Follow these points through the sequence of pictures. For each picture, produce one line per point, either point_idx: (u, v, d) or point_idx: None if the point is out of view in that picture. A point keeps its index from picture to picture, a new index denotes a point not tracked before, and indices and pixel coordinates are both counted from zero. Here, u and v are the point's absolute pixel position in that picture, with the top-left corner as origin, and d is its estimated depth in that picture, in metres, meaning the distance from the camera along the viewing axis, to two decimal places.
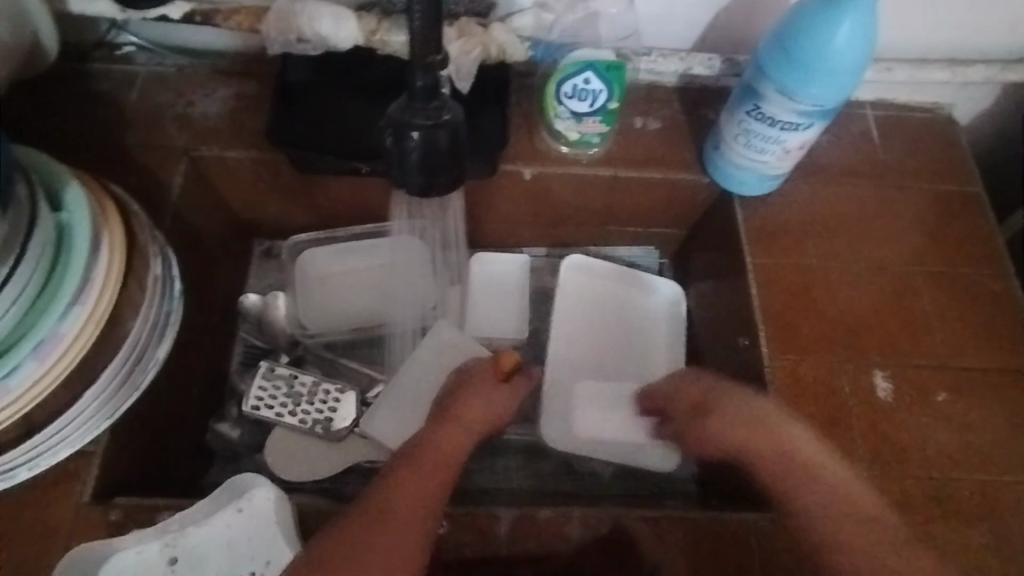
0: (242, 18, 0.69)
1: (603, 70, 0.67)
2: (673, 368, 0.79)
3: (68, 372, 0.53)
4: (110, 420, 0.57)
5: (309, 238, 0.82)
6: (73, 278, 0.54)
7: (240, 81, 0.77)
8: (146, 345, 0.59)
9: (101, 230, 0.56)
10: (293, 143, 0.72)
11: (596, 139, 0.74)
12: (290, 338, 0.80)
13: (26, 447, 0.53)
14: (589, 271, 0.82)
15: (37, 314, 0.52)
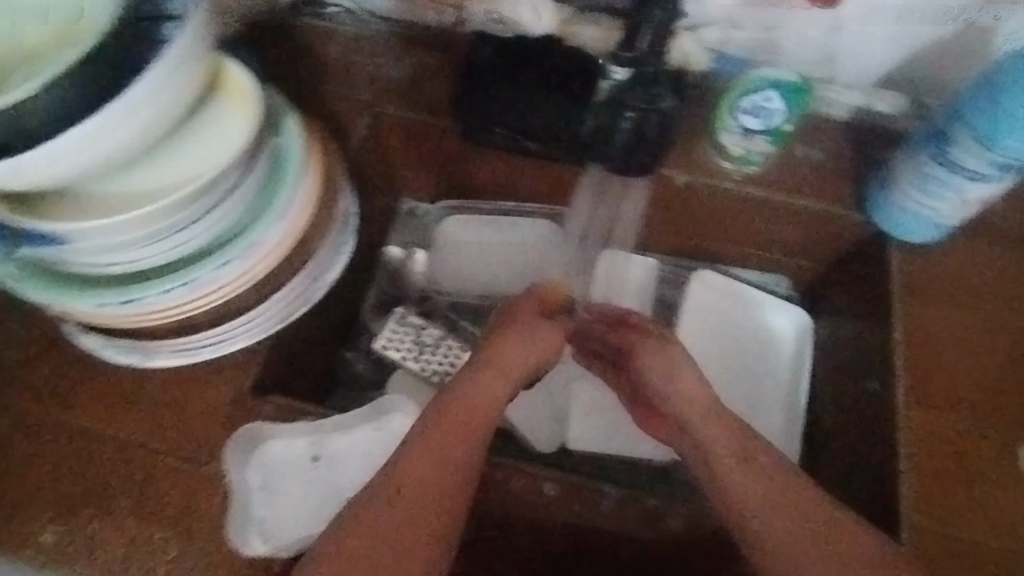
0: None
1: (787, 92, 0.70)
2: (800, 401, 0.78)
3: (263, 275, 0.59)
4: (281, 325, 0.64)
5: (455, 205, 0.86)
6: (283, 192, 0.59)
7: (426, 49, 0.83)
8: (321, 267, 0.65)
9: (309, 157, 0.62)
10: (472, 115, 0.78)
11: (758, 159, 0.75)
12: (421, 292, 0.85)
13: (217, 330, 0.61)
14: (717, 293, 0.82)
15: (251, 219, 0.58)
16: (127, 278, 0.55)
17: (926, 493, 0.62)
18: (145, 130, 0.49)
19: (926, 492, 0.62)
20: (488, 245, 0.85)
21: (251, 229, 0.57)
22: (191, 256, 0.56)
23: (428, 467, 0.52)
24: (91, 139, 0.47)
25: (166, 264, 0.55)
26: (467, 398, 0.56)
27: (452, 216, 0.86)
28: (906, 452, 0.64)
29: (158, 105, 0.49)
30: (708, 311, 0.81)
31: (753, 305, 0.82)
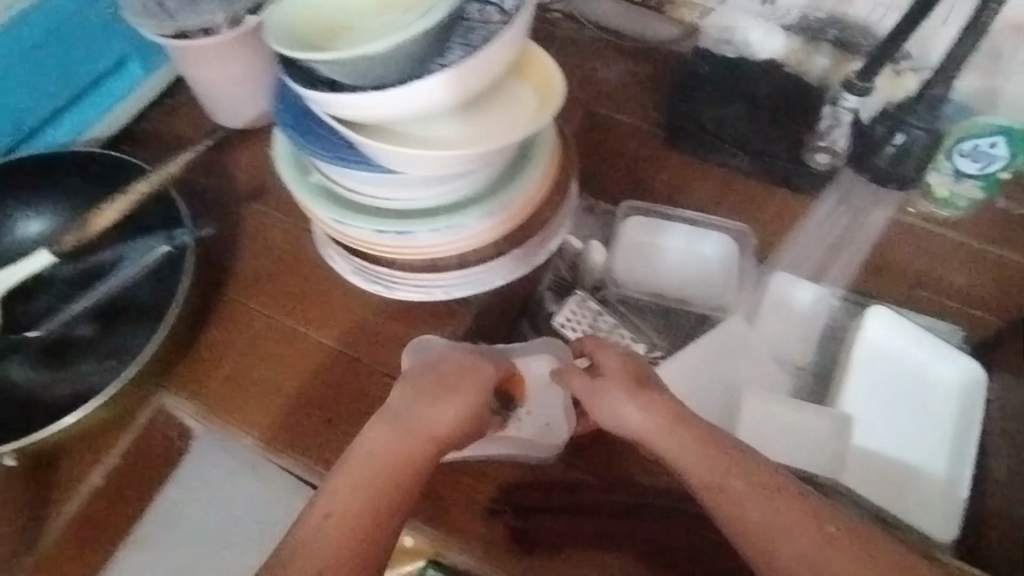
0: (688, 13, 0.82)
1: (1013, 140, 0.73)
2: (963, 459, 0.72)
3: (506, 232, 0.66)
4: (505, 281, 0.70)
5: (641, 205, 0.81)
6: (535, 160, 0.66)
7: (639, 61, 0.88)
8: (548, 235, 0.70)
9: (557, 133, 0.69)
10: (686, 124, 0.82)
11: (963, 204, 0.79)
12: (595, 282, 0.79)
13: (455, 275, 0.68)
14: (885, 342, 0.75)
15: (505, 180, 0.65)
16: (396, 214, 0.64)
17: None
18: (462, 94, 0.57)
19: None
20: (666, 251, 0.80)
21: (505, 188, 0.65)
22: (452, 206, 0.64)
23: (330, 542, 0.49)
24: (424, 93, 0.55)
25: (429, 209, 0.64)
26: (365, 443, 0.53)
27: (634, 215, 0.80)
28: None
29: (480, 75, 0.56)
30: (877, 362, 0.75)
31: (918, 352, 0.75)
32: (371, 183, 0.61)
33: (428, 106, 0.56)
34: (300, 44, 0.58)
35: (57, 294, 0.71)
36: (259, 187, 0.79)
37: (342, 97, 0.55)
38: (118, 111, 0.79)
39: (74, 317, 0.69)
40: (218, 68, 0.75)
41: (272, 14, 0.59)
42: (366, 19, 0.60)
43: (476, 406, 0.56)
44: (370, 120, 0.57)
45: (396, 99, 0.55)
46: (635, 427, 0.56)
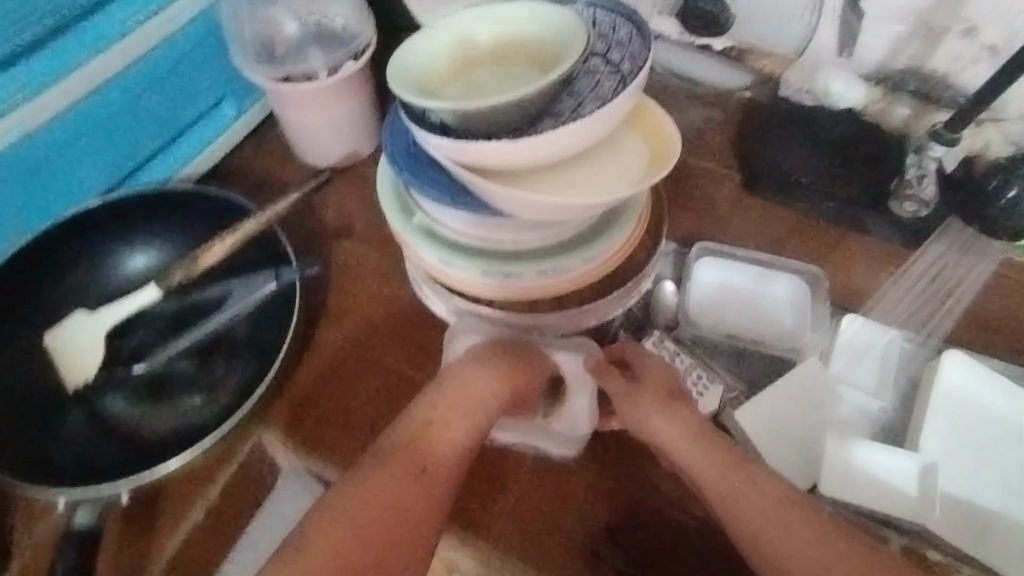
0: (769, 62, 0.83)
1: None
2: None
3: (602, 276, 0.67)
4: (597, 322, 0.71)
5: (713, 246, 0.82)
6: (632, 207, 0.66)
7: (713, 106, 0.89)
8: (641, 278, 0.71)
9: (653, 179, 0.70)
10: (765, 168, 0.82)
11: None
12: (668, 321, 0.79)
13: (550, 316, 0.69)
14: (957, 383, 0.72)
15: (603, 225, 0.66)
16: (498, 254, 0.65)
17: None
18: (576, 146, 0.58)
19: None
20: (737, 292, 0.80)
21: (604, 234, 0.65)
22: (553, 249, 0.65)
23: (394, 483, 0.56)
24: (543, 146, 0.56)
25: (531, 250, 0.65)
26: (436, 403, 0.62)
27: (706, 256, 0.81)
28: None
29: (596, 130, 0.58)
30: (951, 404, 0.72)
31: (992, 395, 0.72)
32: (478, 225, 0.63)
33: (542, 157, 0.57)
34: (420, 92, 0.59)
35: (154, 331, 0.70)
36: (345, 225, 0.80)
37: (462, 146, 0.56)
38: (213, 147, 0.81)
39: (175, 355, 0.69)
40: (315, 111, 0.76)
41: (393, 60, 0.60)
42: (482, 73, 0.62)
43: (530, 384, 0.65)
44: (486, 169, 0.58)
45: (516, 152, 0.56)
46: (655, 430, 0.62)
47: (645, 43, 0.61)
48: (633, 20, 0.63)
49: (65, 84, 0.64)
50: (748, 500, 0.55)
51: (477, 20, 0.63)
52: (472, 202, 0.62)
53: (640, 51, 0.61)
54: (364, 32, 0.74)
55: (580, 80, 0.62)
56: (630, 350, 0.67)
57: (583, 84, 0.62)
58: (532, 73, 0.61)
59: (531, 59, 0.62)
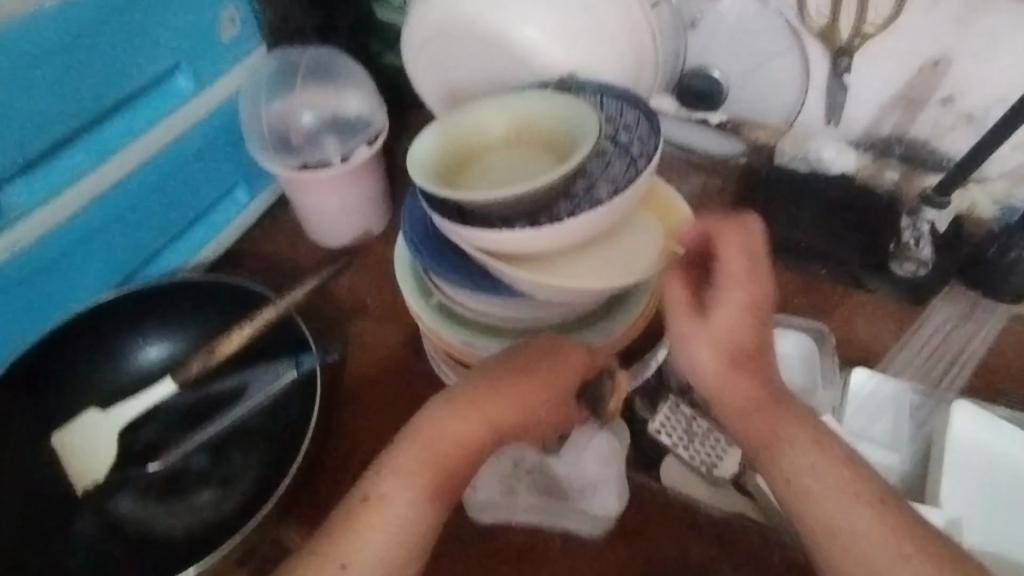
0: (764, 133, 0.88)
1: None
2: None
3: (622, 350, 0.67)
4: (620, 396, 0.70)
5: None
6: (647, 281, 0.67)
7: (710, 173, 0.93)
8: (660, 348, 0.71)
9: None
10: (767, 231, 0.84)
11: None
12: None
13: None
14: (975, 434, 0.71)
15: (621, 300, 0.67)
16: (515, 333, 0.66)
17: None
18: (592, 231, 0.59)
19: None
20: None
21: (621, 310, 0.66)
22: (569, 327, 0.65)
23: (377, 522, 0.49)
24: (561, 233, 0.57)
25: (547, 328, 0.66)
26: (436, 422, 0.52)
27: None
28: None
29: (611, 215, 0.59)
30: (969, 456, 0.71)
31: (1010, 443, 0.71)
32: (496, 306, 0.63)
33: (563, 241, 0.58)
34: (439, 183, 0.61)
35: (168, 426, 0.68)
36: (358, 304, 0.80)
37: (481, 235, 0.57)
38: (225, 233, 0.81)
39: (190, 450, 0.66)
40: (328, 194, 0.78)
41: (411, 152, 0.62)
42: (498, 160, 0.64)
43: (555, 396, 0.54)
44: (504, 255, 0.59)
45: (534, 240, 0.57)
46: (701, 368, 0.51)
47: (655, 130, 0.63)
48: (641, 106, 0.65)
49: (93, 177, 0.66)
50: (798, 446, 0.49)
51: (492, 108, 0.65)
52: (491, 285, 0.62)
53: (651, 137, 0.63)
54: (377, 119, 0.78)
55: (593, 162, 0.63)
56: (719, 230, 0.52)
57: (595, 167, 0.63)
58: (548, 160, 0.63)
59: (546, 145, 0.64)
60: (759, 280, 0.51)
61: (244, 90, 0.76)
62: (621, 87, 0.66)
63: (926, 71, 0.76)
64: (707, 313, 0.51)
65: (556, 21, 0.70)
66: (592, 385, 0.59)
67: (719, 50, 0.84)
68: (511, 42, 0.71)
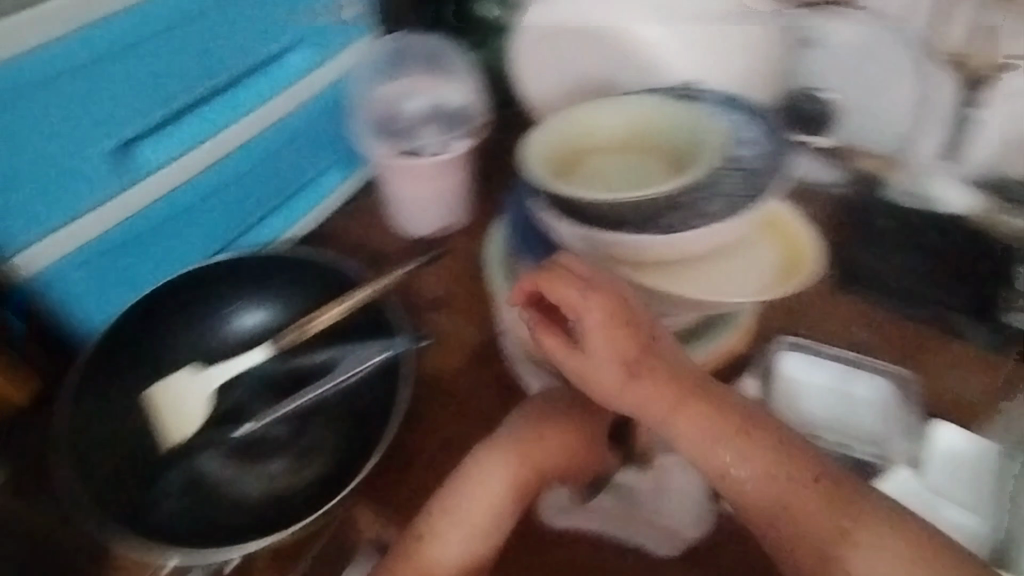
0: (873, 164, 0.81)
1: None
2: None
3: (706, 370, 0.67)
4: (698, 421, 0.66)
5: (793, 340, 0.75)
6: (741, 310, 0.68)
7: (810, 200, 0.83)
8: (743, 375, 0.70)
9: None
10: (870, 270, 0.77)
11: None
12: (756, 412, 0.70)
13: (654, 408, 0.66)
14: None
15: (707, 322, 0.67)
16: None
17: None
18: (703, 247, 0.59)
19: None
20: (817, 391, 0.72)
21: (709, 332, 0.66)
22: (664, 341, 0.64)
23: (422, 567, 0.53)
24: (673, 244, 0.57)
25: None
26: (478, 475, 0.56)
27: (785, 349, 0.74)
28: None
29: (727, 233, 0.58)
30: None
31: None
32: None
33: (679, 250, 0.58)
34: (554, 172, 0.61)
35: (254, 393, 0.69)
36: (432, 299, 0.77)
37: (592, 236, 0.58)
38: (314, 213, 0.81)
39: (272, 420, 0.68)
40: (418, 184, 0.77)
41: (528, 139, 0.63)
42: (610, 162, 0.63)
43: (569, 455, 0.59)
44: (611, 257, 0.59)
45: (646, 247, 0.57)
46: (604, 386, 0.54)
47: (779, 151, 0.62)
48: (765, 123, 0.64)
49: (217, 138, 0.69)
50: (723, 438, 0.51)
51: (607, 112, 0.65)
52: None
53: (774, 157, 0.62)
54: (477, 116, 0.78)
55: (726, 182, 0.59)
56: (540, 282, 0.55)
57: (727, 186, 0.59)
58: (663, 168, 0.62)
59: (661, 154, 0.63)
60: (600, 288, 0.54)
61: (359, 71, 0.78)
62: (745, 101, 0.65)
63: None
64: (582, 344, 0.54)
65: (666, 35, 0.74)
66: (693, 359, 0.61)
67: (836, 73, 0.79)
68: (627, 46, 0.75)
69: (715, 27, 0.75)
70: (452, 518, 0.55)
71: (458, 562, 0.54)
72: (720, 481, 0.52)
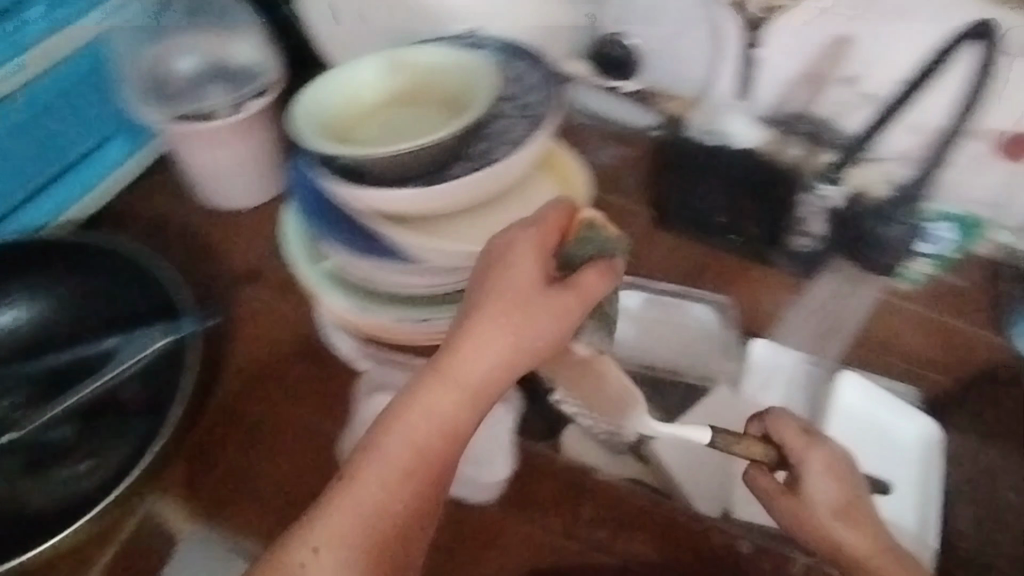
0: (675, 105, 0.88)
1: (955, 224, 0.82)
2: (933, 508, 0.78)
3: None
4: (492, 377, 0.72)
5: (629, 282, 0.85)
6: None
7: (626, 147, 0.93)
8: None
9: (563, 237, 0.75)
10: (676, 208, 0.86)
11: (919, 278, 0.88)
12: None
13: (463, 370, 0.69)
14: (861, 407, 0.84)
15: None
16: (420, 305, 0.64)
17: None
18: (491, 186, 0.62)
19: None
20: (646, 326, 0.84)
21: None
22: None
23: (359, 500, 0.52)
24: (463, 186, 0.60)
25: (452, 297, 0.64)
26: (435, 393, 0.53)
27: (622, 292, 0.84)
28: None
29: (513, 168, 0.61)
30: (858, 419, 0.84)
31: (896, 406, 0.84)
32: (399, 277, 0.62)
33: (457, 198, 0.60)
34: (325, 136, 0.62)
35: (38, 399, 0.67)
36: (254, 270, 0.78)
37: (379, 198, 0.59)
38: (96, 191, 0.81)
39: (56, 420, 0.65)
40: (215, 152, 0.75)
41: (298, 102, 0.63)
42: (395, 117, 0.66)
43: (500, 355, 0.53)
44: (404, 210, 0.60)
45: (437, 195, 0.60)
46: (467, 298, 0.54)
47: (553, 84, 0.66)
48: (537, 61, 0.67)
49: None
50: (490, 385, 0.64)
51: (388, 65, 0.66)
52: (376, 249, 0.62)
53: (550, 90, 0.65)
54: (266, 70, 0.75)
55: (504, 125, 0.64)
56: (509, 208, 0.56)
57: (505, 128, 0.63)
58: (444, 116, 0.64)
59: (443, 101, 0.65)
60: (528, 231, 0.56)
61: (123, 32, 0.76)
62: (523, 44, 0.68)
63: (832, 47, 0.79)
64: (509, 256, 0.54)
65: None
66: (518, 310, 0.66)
67: (639, 16, 0.85)
68: None
69: None
70: (377, 455, 0.53)
71: (397, 507, 0.52)
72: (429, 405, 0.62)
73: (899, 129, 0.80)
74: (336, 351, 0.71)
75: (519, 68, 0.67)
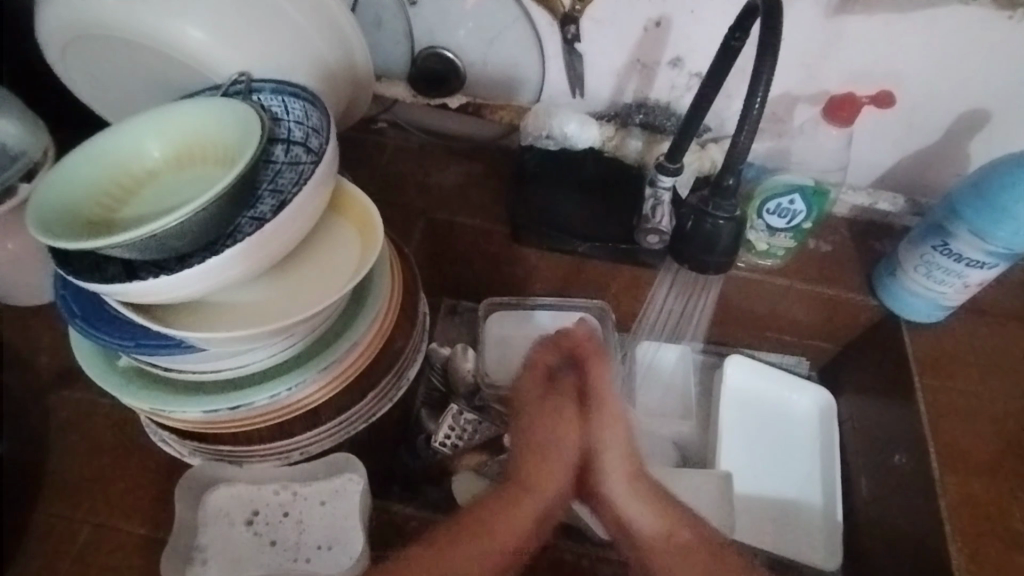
0: (505, 113, 0.84)
1: (809, 195, 0.79)
2: (833, 480, 0.84)
3: (328, 397, 0.67)
4: (317, 446, 0.70)
5: (501, 300, 0.85)
6: (360, 324, 0.67)
7: (469, 161, 0.90)
8: (384, 393, 0.71)
9: (388, 282, 0.70)
10: (526, 220, 0.82)
11: (780, 252, 0.85)
12: (472, 387, 0.80)
13: (288, 443, 0.68)
14: (746, 386, 0.87)
15: (318, 351, 0.66)
16: (231, 384, 0.65)
17: (980, 555, 0.69)
18: (274, 253, 0.62)
19: (981, 553, 0.69)
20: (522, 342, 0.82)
21: (307, 365, 0.65)
22: (261, 376, 0.65)
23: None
24: (237, 260, 0.59)
25: (261, 370, 0.65)
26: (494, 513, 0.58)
27: (495, 312, 0.84)
28: (953, 528, 0.70)
29: (292, 231, 0.62)
30: (745, 404, 0.86)
31: (791, 383, 0.88)
32: (196, 361, 0.62)
33: (222, 277, 0.60)
34: (82, 224, 0.61)
35: None
36: (66, 370, 0.80)
37: (131, 290, 0.57)
38: None
39: None
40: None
41: (53, 186, 0.62)
42: (174, 180, 0.66)
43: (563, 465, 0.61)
44: (182, 295, 0.60)
45: (190, 280, 0.58)
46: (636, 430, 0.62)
47: (328, 121, 0.66)
48: (311, 100, 0.67)
49: None
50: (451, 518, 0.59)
51: (154, 129, 0.66)
52: (152, 342, 0.60)
53: (326, 129, 0.65)
54: (29, 148, 0.73)
55: (285, 174, 0.66)
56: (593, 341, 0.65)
57: (287, 178, 0.66)
58: (221, 171, 0.65)
59: (218, 155, 0.66)
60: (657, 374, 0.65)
61: None
62: (296, 85, 0.68)
63: (650, 32, 0.76)
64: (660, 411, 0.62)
65: (207, 21, 0.66)
66: (360, 371, 0.68)
67: (451, 28, 0.79)
68: (169, 42, 0.66)
69: (263, 18, 0.68)
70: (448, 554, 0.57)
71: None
72: (296, 456, 0.70)
73: (735, 106, 0.81)
74: (167, 443, 0.71)
75: (296, 111, 0.68)
